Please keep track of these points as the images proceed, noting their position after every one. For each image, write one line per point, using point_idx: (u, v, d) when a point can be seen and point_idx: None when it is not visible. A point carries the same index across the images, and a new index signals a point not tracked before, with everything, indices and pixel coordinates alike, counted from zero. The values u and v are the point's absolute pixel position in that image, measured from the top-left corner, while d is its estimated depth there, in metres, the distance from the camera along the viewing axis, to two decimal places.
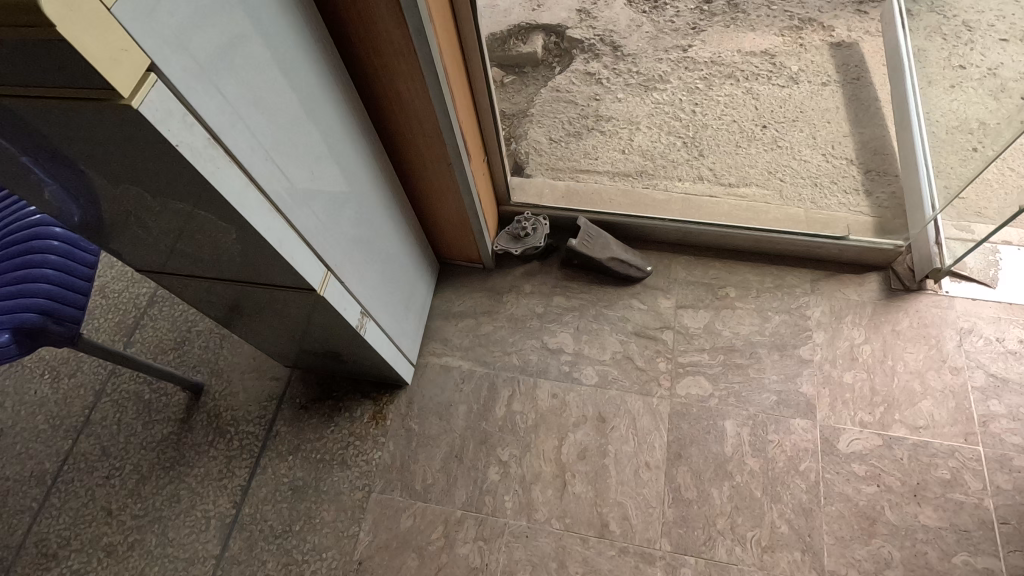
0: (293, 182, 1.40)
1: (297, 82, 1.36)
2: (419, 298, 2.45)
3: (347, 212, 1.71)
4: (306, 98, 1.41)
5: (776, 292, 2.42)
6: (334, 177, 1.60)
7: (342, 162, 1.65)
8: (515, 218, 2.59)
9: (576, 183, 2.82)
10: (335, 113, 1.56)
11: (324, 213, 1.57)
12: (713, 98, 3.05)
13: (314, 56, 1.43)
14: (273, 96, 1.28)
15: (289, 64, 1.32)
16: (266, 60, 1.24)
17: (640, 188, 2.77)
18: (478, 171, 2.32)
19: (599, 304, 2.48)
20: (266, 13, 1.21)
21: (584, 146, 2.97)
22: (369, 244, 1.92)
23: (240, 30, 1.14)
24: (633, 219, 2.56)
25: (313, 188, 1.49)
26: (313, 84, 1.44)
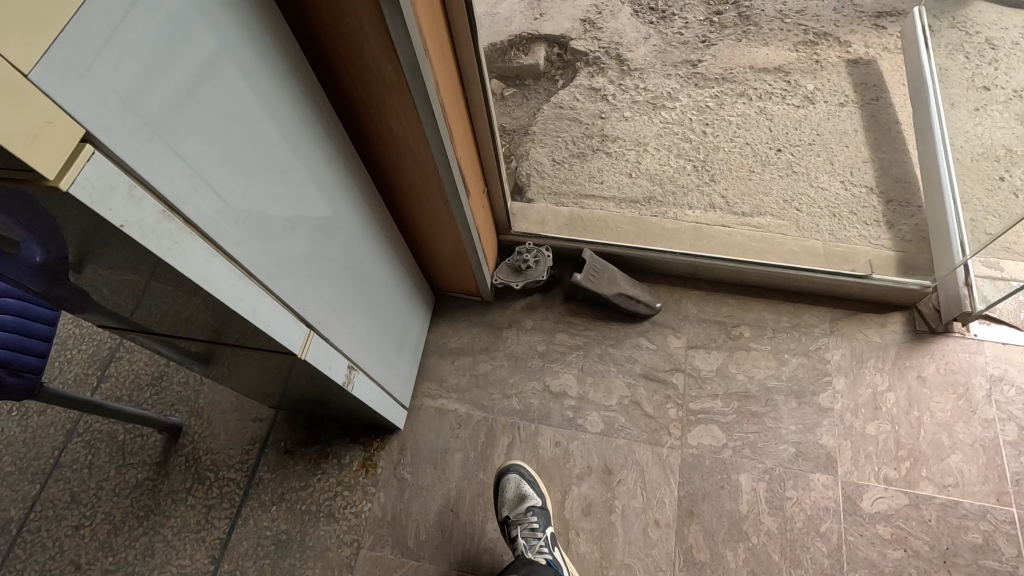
0: (269, 239, 1.23)
1: (273, 127, 1.19)
2: (413, 335, 2.29)
3: (332, 260, 1.54)
4: (285, 143, 1.24)
5: (793, 333, 2.28)
6: (317, 224, 1.43)
7: (328, 207, 1.48)
8: (516, 248, 2.43)
9: (580, 210, 2.67)
10: (320, 153, 1.39)
11: (306, 266, 1.40)
12: (725, 118, 2.89)
13: (295, 94, 1.26)
14: (244, 146, 1.11)
15: (264, 107, 1.15)
16: (236, 106, 1.07)
17: (648, 215, 2.61)
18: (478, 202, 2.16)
19: (605, 343, 2.33)
20: (236, 54, 1.04)
21: (589, 168, 2.81)
22: (358, 289, 1.75)
23: (203, 77, 0.97)
24: (642, 251, 2.41)
25: (293, 242, 1.33)
26: (294, 125, 1.27)
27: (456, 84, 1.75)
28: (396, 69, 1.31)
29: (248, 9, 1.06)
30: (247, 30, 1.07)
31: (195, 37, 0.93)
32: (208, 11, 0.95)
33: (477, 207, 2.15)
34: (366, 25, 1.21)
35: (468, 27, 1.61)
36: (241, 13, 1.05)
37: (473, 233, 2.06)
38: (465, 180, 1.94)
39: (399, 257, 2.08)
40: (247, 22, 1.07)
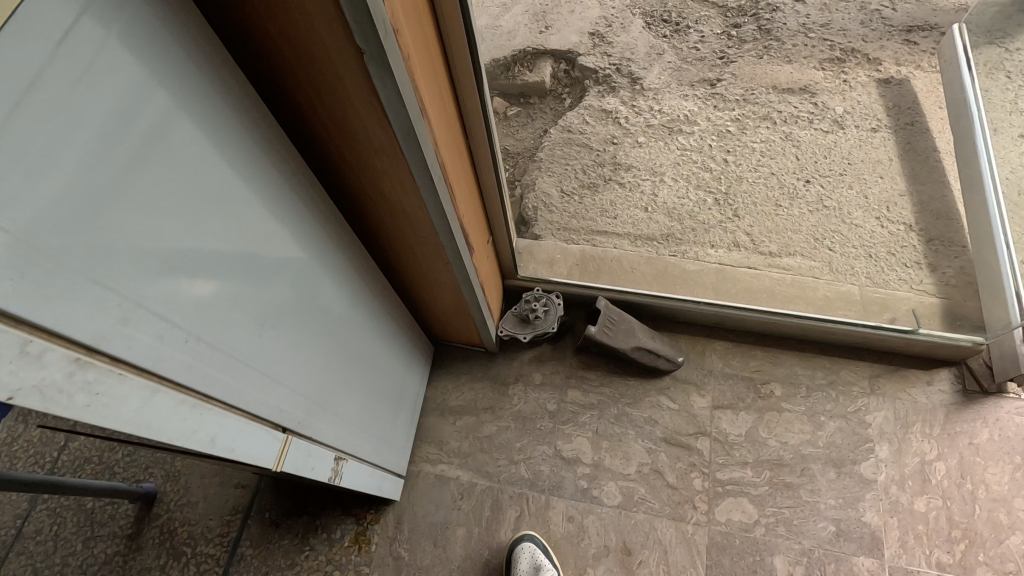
0: (239, 348, 1.00)
1: (242, 211, 0.96)
2: (409, 396, 2.07)
3: (318, 345, 1.32)
4: (258, 228, 1.01)
5: (830, 391, 2.07)
6: (300, 311, 1.20)
7: (312, 286, 1.25)
8: (522, 295, 2.22)
9: (593, 249, 2.45)
10: (303, 229, 1.17)
11: (285, 364, 1.17)
12: (747, 145, 2.67)
13: (271, 167, 1.03)
14: (203, 245, 0.88)
15: (230, 191, 0.92)
16: (189, 200, 0.84)
17: (667, 255, 2.40)
18: (482, 251, 1.93)
19: (621, 402, 2.12)
20: (187, 133, 0.81)
21: (601, 201, 2.59)
22: (349, 366, 1.53)
23: (138, 172, 0.74)
24: (662, 298, 2.21)
25: (269, 342, 1.10)
26: (270, 205, 1.04)
27: (458, 134, 1.52)
28: (387, 133, 1.09)
29: (203, 77, 0.84)
30: (203, 104, 0.85)
31: (121, 121, 0.71)
32: (143, 89, 0.73)
33: (481, 258, 1.93)
34: (348, 84, 0.99)
35: (473, 74, 1.39)
36: (194, 84, 0.82)
37: (477, 289, 1.83)
38: (469, 234, 1.72)
39: (394, 315, 1.85)
40: (203, 92, 0.84)
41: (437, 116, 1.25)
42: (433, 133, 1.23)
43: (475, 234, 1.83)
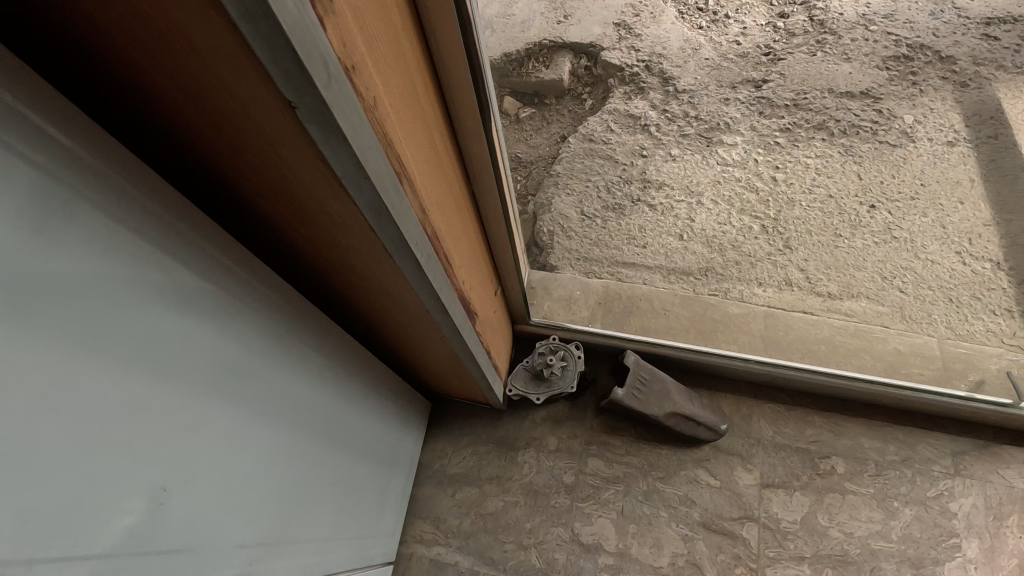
0: (159, 474, 0.72)
1: (114, 320, 0.65)
2: (403, 470, 1.77)
3: (284, 431, 1.02)
4: (151, 330, 0.70)
5: (904, 470, 1.72)
6: (254, 397, 0.91)
7: (255, 389, 0.92)
8: (537, 345, 1.89)
9: (618, 285, 2.11)
10: (237, 301, 0.87)
11: (235, 469, 0.89)
12: (799, 161, 2.31)
13: (161, 233, 0.73)
14: (49, 365, 0.57)
15: (94, 269, 0.63)
16: (5, 305, 0.54)
17: (706, 294, 2.06)
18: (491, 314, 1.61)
19: (652, 476, 1.79)
20: None
21: (628, 226, 2.24)
22: (328, 444, 1.23)
23: None
24: (703, 352, 1.89)
25: (211, 449, 0.81)
26: (167, 294, 0.73)
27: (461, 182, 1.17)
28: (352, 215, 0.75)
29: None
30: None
31: None
32: None
33: (490, 321, 1.60)
34: (286, 149, 0.67)
35: (483, 111, 1.03)
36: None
37: (483, 360, 1.51)
38: (475, 303, 1.38)
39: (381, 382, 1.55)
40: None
41: (429, 180, 0.92)
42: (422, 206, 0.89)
43: (484, 300, 1.51)
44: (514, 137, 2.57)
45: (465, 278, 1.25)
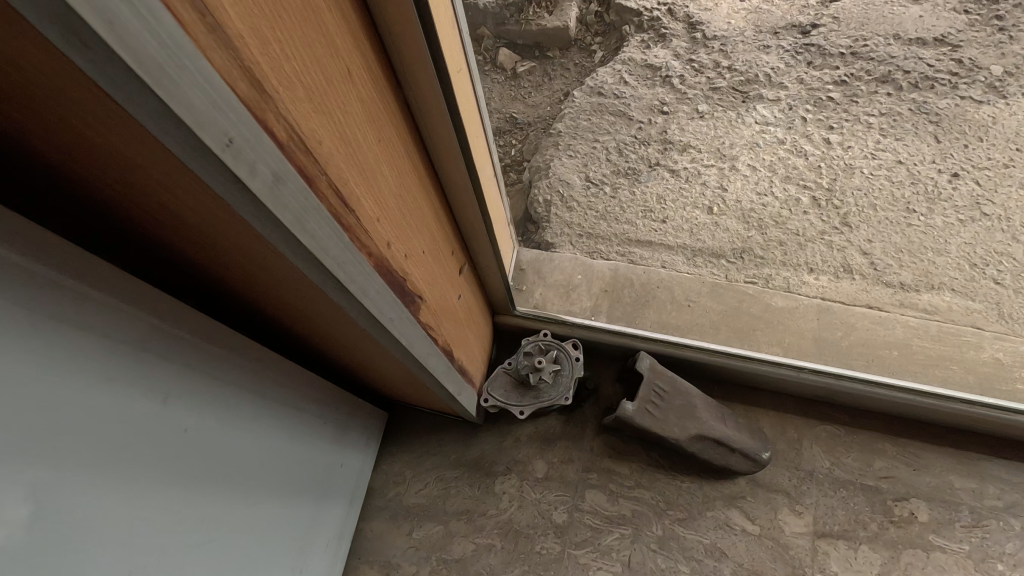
0: None
1: None
2: (339, 503, 1.34)
3: (227, 473, 0.89)
4: None
5: (1010, 521, 1.29)
6: (99, 415, 0.65)
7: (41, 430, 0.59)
8: (523, 342, 1.47)
9: (630, 268, 1.67)
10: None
11: (111, 510, 0.68)
12: (858, 120, 1.86)
13: None
14: None
15: None
16: None
17: (741, 282, 1.63)
18: (459, 303, 1.16)
19: (669, 517, 1.37)
20: None
21: (643, 196, 1.80)
22: (288, 496, 1.09)
23: None
24: (739, 356, 1.46)
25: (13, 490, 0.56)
26: None
27: (403, 96, 0.72)
28: (193, 184, 0.50)
29: None
30: None
31: None
32: None
33: (458, 313, 1.15)
34: None
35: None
36: None
37: (442, 365, 1.07)
38: (427, 283, 0.93)
39: (299, 388, 1.12)
40: None
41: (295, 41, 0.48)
42: (262, 75, 0.45)
43: (447, 282, 1.05)
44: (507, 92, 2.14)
45: (403, 242, 0.80)
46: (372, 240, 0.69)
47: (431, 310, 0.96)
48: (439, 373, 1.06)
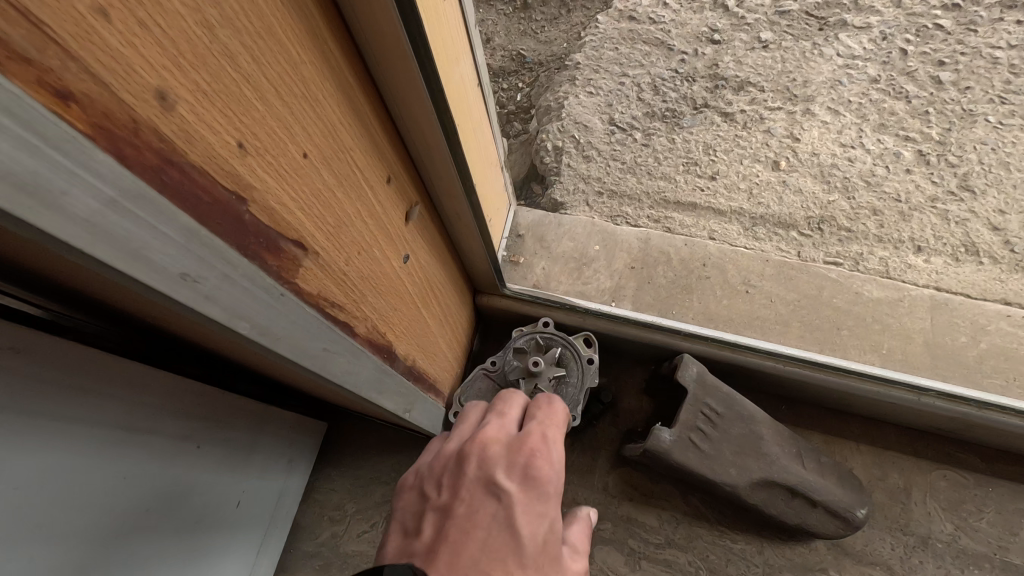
0: None
1: None
2: (232, 560, 0.91)
3: None
4: None
5: None
6: None
7: None
8: (513, 335, 1.04)
9: (666, 238, 1.24)
10: None
11: None
12: (979, 53, 1.38)
13: None
14: None
15: None
16: None
17: (819, 262, 1.18)
18: (404, 263, 0.70)
19: None
20: None
21: (686, 145, 1.36)
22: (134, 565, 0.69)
23: None
24: (838, 371, 0.97)
25: None
26: None
27: None
28: None
29: None
30: None
31: None
32: None
33: (399, 277, 0.69)
34: None
35: None
36: None
37: (361, 365, 0.62)
38: (309, 209, 0.48)
39: (137, 398, 0.67)
40: None
41: None
42: None
43: (370, 218, 0.59)
44: (516, 25, 1.67)
45: (204, 93, 0.34)
46: (31, 35, 0.24)
47: (319, 260, 0.51)
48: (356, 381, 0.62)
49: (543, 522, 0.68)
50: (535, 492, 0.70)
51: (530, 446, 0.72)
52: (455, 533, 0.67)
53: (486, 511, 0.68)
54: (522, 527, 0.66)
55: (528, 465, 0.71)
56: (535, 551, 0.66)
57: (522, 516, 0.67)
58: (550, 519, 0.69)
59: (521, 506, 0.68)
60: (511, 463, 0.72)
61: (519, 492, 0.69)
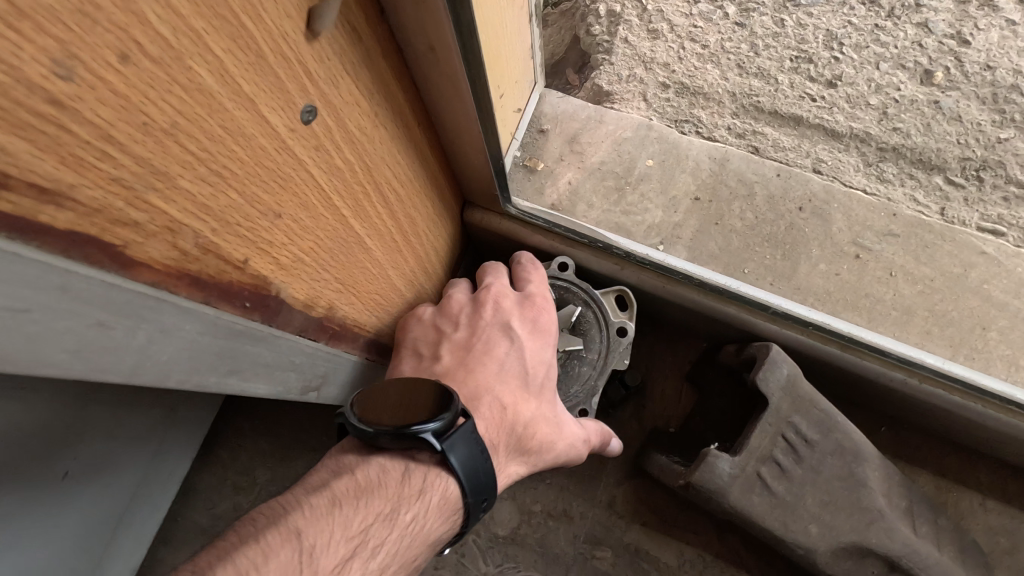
0: None
1: None
2: (62, 545, 0.60)
3: None
4: None
5: None
6: None
7: None
8: (512, 266, 0.68)
9: (751, 163, 0.86)
10: None
11: None
12: None
13: None
14: None
15: None
16: None
17: (970, 228, 0.81)
18: (297, 119, 0.34)
19: None
20: None
21: (801, 31, 0.94)
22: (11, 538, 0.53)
23: None
24: (1012, 409, 0.62)
25: None
26: None
27: None
28: None
29: None
30: None
31: None
32: None
33: (283, 147, 0.33)
34: None
35: None
36: None
37: (144, 329, 0.27)
38: None
39: None
40: None
41: None
42: None
43: None
44: None
45: None
46: None
47: None
48: (131, 365, 0.27)
49: (546, 367, 0.60)
50: (543, 337, 0.61)
51: (542, 297, 0.63)
52: (465, 359, 0.57)
53: (502, 344, 0.58)
54: (536, 367, 0.58)
55: (539, 314, 0.62)
56: (541, 388, 0.59)
57: (534, 355, 0.59)
58: (552, 363, 0.61)
59: (534, 347, 0.59)
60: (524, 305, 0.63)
61: (529, 335, 0.60)
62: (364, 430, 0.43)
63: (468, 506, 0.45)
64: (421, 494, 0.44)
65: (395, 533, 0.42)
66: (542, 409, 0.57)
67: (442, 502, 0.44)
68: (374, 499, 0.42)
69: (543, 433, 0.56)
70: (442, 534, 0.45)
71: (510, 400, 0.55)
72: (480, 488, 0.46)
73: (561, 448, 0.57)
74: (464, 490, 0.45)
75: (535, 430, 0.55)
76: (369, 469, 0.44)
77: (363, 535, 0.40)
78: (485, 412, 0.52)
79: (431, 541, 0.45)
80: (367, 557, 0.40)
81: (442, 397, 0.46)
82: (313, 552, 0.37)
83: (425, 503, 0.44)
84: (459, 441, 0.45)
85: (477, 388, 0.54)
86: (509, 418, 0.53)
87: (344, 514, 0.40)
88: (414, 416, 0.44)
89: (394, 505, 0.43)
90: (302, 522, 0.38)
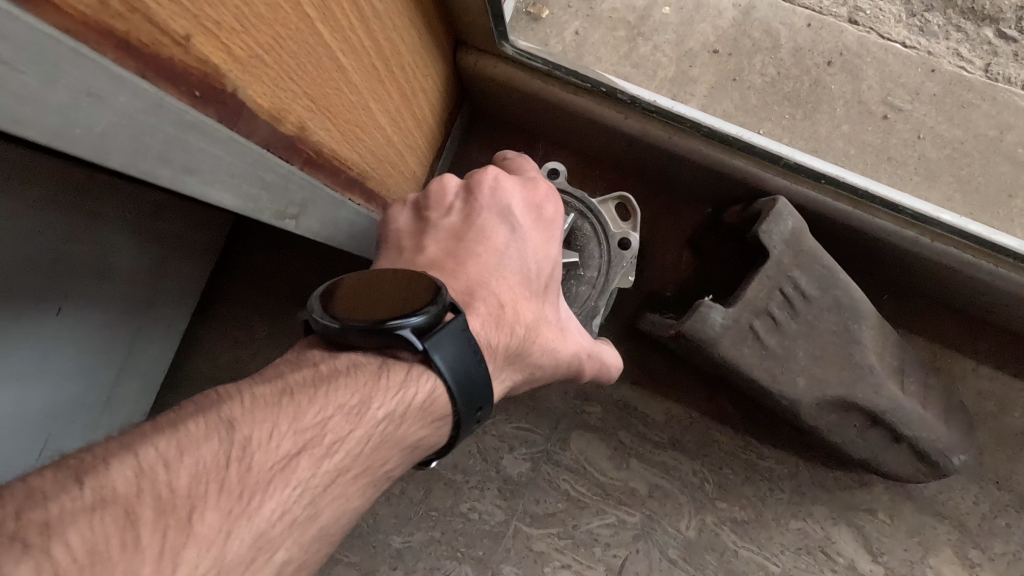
0: None
1: None
2: (53, 393, 0.61)
3: None
4: None
5: None
6: None
7: None
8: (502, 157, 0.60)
9: (780, 10, 0.77)
10: None
11: None
12: None
13: None
14: None
15: None
16: None
17: (1015, 88, 0.74)
18: None
19: (715, 513, 0.72)
20: None
21: None
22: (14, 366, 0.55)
23: None
24: None
25: None
26: None
27: None
28: None
29: None
30: None
31: None
32: None
33: None
34: None
35: None
36: None
37: (65, 85, 0.24)
38: None
39: None
40: None
41: None
42: None
43: None
44: None
45: None
46: None
47: None
48: (53, 126, 0.24)
49: (549, 267, 0.55)
50: (548, 228, 0.55)
51: (548, 184, 0.57)
52: (455, 250, 0.50)
53: (501, 233, 0.52)
54: (538, 263, 0.53)
55: (542, 203, 0.56)
56: (544, 289, 0.54)
57: (537, 251, 0.54)
58: (556, 261, 0.56)
59: (537, 241, 0.54)
60: (527, 190, 0.56)
61: (533, 227, 0.54)
62: (330, 325, 0.37)
63: (455, 412, 0.40)
64: (399, 389, 0.37)
65: (365, 431, 0.35)
66: (542, 314, 0.53)
67: (425, 402, 0.38)
68: (339, 391, 0.35)
69: (543, 340, 0.52)
70: (421, 441, 0.39)
71: (509, 300, 0.49)
72: (471, 395, 0.40)
73: (559, 355, 0.55)
74: (451, 393, 0.39)
75: (533, 336, 0.51)
76: (338, 360, 0.37)
77: (320, 432, 0.33)
78: (480, 310, 0.46)
79: (408, 446, 0.39)
80: (325, 457, 0.33)
81: (426, 289, 0.39)
82: (247, 447, 0.30)
83: (404, 400, 0.37)
84: (446, 338, 0.39)
85: (471, 283, 0.48)
86: (508, 318, 0.48)
87: (297, 403, 0.33)
88: (392, 309, 0.38)
89: (364, 399, 0.36)
90: (237, 412, 0.31)
